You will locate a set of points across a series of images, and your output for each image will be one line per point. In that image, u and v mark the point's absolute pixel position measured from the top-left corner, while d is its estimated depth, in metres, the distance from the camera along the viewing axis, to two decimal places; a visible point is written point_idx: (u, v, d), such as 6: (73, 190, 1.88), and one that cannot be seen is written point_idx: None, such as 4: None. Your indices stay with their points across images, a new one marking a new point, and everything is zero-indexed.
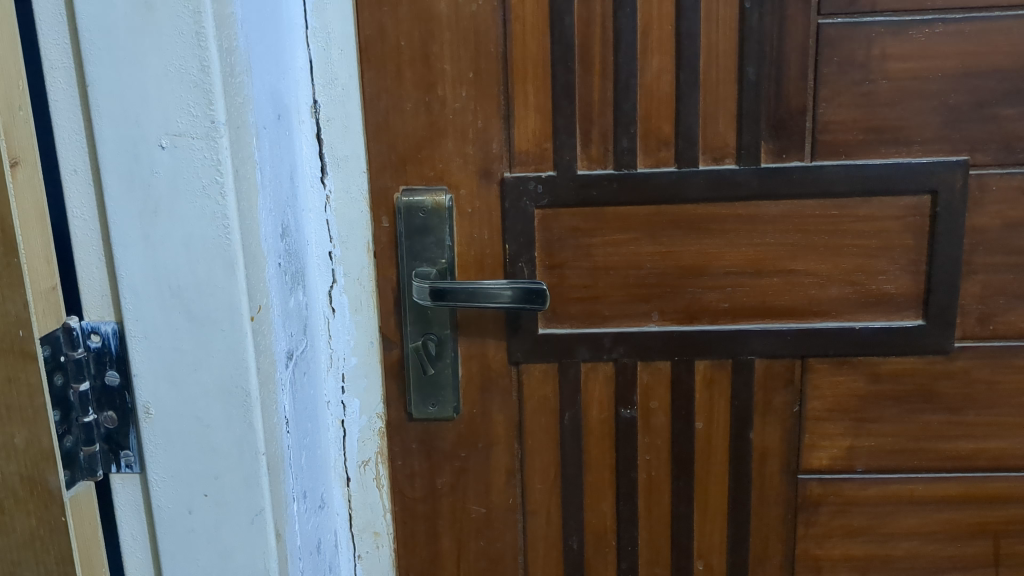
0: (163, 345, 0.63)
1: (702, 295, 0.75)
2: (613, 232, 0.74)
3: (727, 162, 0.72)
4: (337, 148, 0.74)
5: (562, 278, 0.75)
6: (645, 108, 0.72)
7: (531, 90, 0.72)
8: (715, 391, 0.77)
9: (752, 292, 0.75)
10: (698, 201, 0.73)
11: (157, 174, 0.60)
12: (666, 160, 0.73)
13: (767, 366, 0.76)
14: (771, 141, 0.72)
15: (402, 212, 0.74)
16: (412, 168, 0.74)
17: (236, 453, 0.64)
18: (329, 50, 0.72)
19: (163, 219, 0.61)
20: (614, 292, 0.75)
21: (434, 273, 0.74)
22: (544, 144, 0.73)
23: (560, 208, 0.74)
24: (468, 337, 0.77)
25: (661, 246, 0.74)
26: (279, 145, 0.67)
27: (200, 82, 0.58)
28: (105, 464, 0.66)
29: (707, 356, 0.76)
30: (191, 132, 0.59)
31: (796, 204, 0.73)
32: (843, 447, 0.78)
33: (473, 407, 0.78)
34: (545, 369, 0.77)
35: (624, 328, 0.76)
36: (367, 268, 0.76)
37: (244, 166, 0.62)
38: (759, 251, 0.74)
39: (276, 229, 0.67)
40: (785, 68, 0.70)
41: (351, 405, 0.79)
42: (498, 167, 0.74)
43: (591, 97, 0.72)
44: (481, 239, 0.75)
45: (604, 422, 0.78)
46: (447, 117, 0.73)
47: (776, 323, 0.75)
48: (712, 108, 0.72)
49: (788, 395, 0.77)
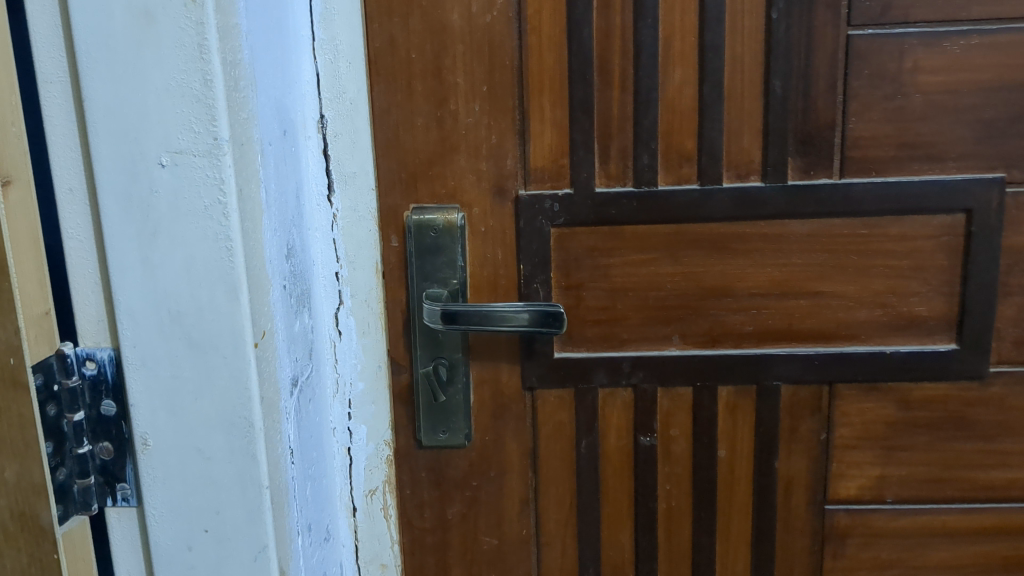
0: (162, 373, 0.60)
1: (726, 317, 0.72)
2: (633, 252, 0.71)
3: (752, 180, 0.69)
4: (344, 165, 0.70)
5: (579, 300, 0.72)
6: (667, 123, 0.69)
7: (548, 104, 0.69)
8: (738, 418, 0.74)
9: (778, 314, 0.72)
10: (722, 219, 0.70)
11: (157, 194, 0.57)
12: (688, 177, 0.70)
13: (793, 393, 0.73)
14: (798, 157, 0.69)
15: (412, 231, 0.70)
16: (423, 186, 0.71)
17: (239, 487, 0.61)
18: (337, 62, 0.69)
19: (163, 241, 0.58)
20: (633, 314, 0.72)
21: (446, 294, 0.71)
22: (560, 160, 0.70)
23: (577, 226, 0.70)
24: (480, 361, 0.74)
25: (682, 266, 0.71)
26: (285, 163, 0.65)
27: (203, 96, 0.55)
28: (100, 498, 0.63)
29: (730, 382, 0.73)
30: (193, 150, 0.56)
31: (824, 223, 0.70)
32: (873, 477, 0.75)
33: (485, 434, 0.75)
34: (561, 395, 0.74)
35: (643, 352, 0.72)
36: (375, 289, 0.73)
37: (249, 185, 0.58)
38: (784, 272, 0.71)
39: (281, 250, 0.64)
40: (813, 80, 0.67)
41: (358, 432, 0.76)
42: (512, 184, 0.70)
43: (609, 111, 0.69)
44: (494, 259, 0.72)
45: (623, 450, 0.75)
46: (459, 132, 0.70)
47: (803, 347, 0.72)
48: (737, 122, 0.68)
49: (814, 422, 0.73)
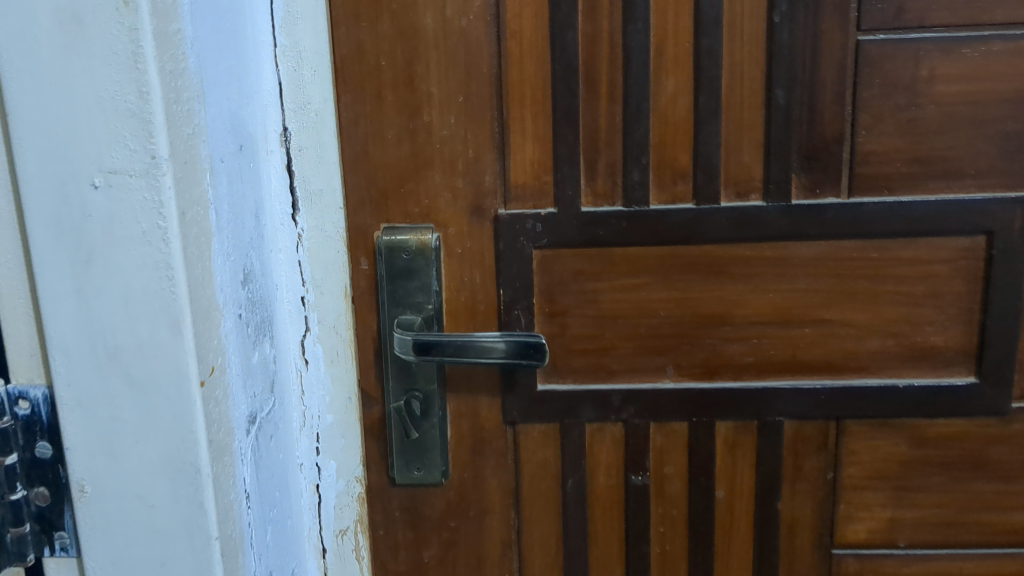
0: (100, 413, 0.54)
1: (724, 346, 0.66)
2: (622, 276, 0.65)
3: (753, 198, 0.64)
4: (310, 181, 0.65)
5: (564, 328, 0.66)
6: (659, 136, 0.63)
7: (529, 116, 0.63)
8: (738, 456, 0.68)
9: (780, 344, 0.66)
10: (720, 241, 0.64)
11: (90, 218, 0.51)
12: (683, 196, 0.64)
13: (798, 429, 0.67)
14: (803, 174, 0.63)
15: (383, 253, 0.65)
16: (394, 205, 0.65)
17: (185, 538, 0.56)
18: (301, 70, 0.63)
19: (98, 269, 0.52)
20: (623, 344, 0.66)
21: (419, 321, 0.65)
22: (543, 177, 0.64)
23: (561, 248, 0.65)
24: (457, 393, 0.68)
25: (676, 292, 0.65)
26: (240, 181, 0.59)
27: (138, 111, 0.49)
28: (37, 548, 0.57)
29: (729, 417, 0.67)
30: (129, 169, 0.50)
31: (831, 245, 0.64)
32: (884, 520, 0.69)
33: (463, 471, 0.69)
34: (545, 430, 0.68)
35: (634, 385, 0.67)
36: (344, 314, 0.67)
37: (194, 208, 0.53)
38: (788, 299, 0.65)
39: (235, 277, 0.58)
40: (818, 91, 0.62)
41: (327, 468, 0.70)
42: (491, 203, 0.65)
43: (596, 124, 0.63)
44: (471, 282, 0.66)
45: (612, 490, 0.69)
46: (433, 146, 0.64)
47: (807, 380, 0.66)
48: (736, 136, 0.63)
49: (819, 461, 0.68)
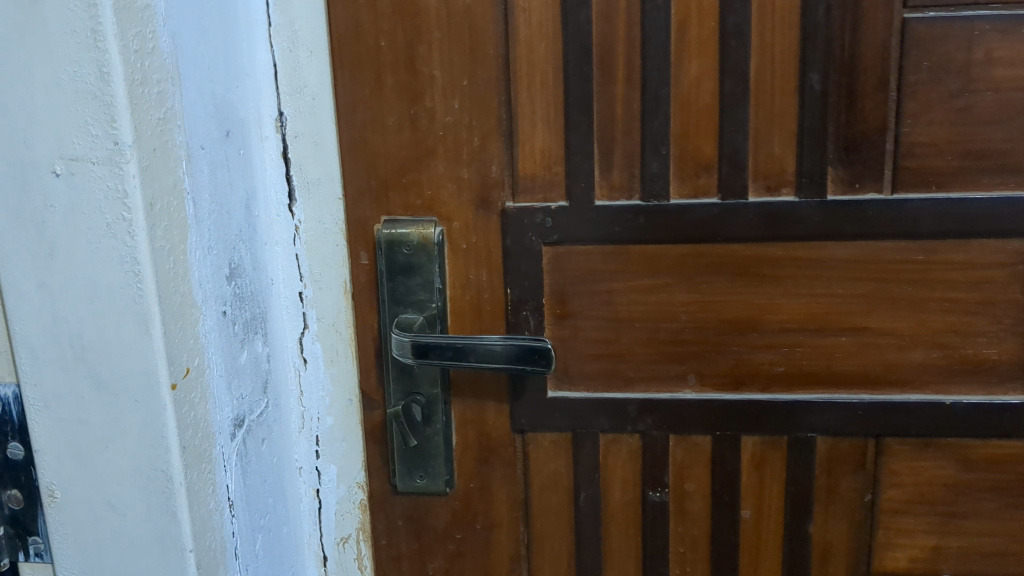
0: (68, 414, 0.51)
1: (751, 355, 0.60)
2: (640, 277, 0.60)
3: (783, 193, 0.58)
4: (307, 170, 0.61)
5: (575, 331, 0.61)
6: (681, 125, 0.57)
7: (540, 101, 0.58)
8: (765, 473, 0.62)
9: (814, 354, 0.60)
10: (747, 240, 0.58)
11: (52, 208, 0.48)
12: (706, 189, 0.58)
13: (832, 447, 0.61)
14: (839, 167, 0.57)
15: (383, 248, 0.61)
16: (395, 196, 0.61)
17: (158, 548, 0.52)
18: (296, 51, 0.59)
19: (62, 263, 0.49)
20: (639, 349, 0.61)
21: (420, 321, 0.61)
22: (554, 168, 0.59)
23: (573, 245, 0.60)
24: (463, 398, 0.64)
25: (699, 295, 0.60)
26: (226, 169, 0.55)
27: (99, 93, 0.46)
28: (11, 552, 0.55)
29: (755, 432, 0.61)
30: (91, 156, 0.47)
31: (871, 246, 0.58)
32: (927, 548, 0.63)
33: (469, 481, 0.65)
34: (556, 440, 0.63)
35: (652, 394, 0.62)
36: (344, 312, 0.63)
37: (165, 198, 0.49)
38: (823, 304, 0.59)
39: (219, 272, 0.54)
40: (858, 75, 0.56)
41: (327, 473, 0.66)
42: (498, 195, 0.60)
43: (612, 110, 0.58)
44: (477, 281, 0.62)
45: (628, 507, 0.64)
46: (436, 133, 0.60)
47: (843, 394, 0.60)
48: (765, 125, 0.57)
49: (856, 481, 0.62)
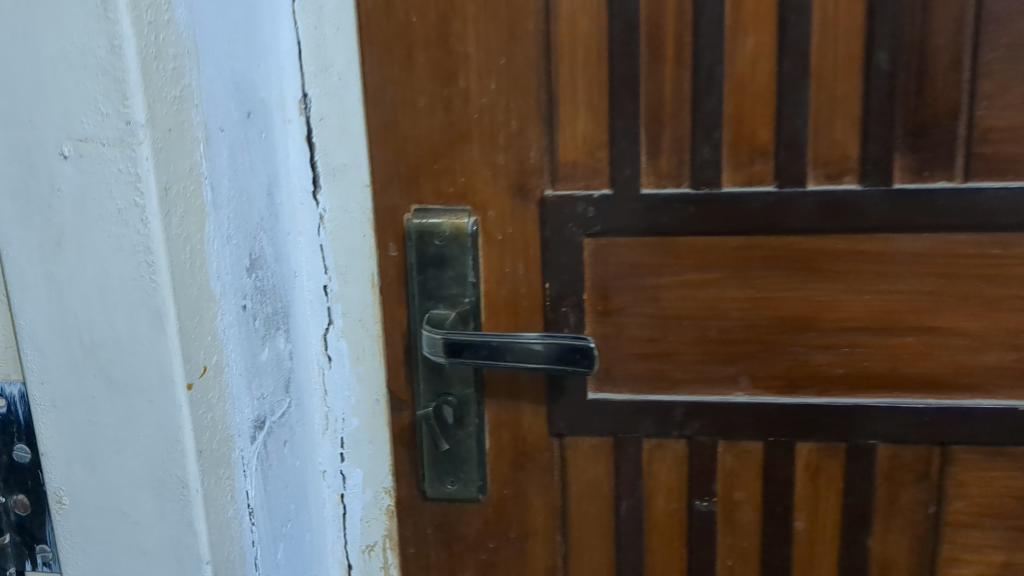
0: (77, 415, 0.48)
1: (808, 355, 0.56)
2: (689, 271, 0.56)
3: (846, 181, 0.53)
4: (333, 155, 0.57)
5: (619, 329, 0.57)
6: (735, 107, 0.53)
7: (582, 82, 0.54)
8: (821, 483, 0.58)
9: (876, 355, 0.56)
10: (806, 231, 0.54)
11: (60, 193, 0.44)
12: (762, 176, 0.54)
13: (895, 455, 0.57)
14: (907, 153, 0.53)
15: (413, 238, 0.57)
16: (427, 183, 0.57)
17: (173, 559, 0.49)
18: (322, 28, 0.55)
19: (71, 253, 0.45)
20: (687, 349, 0.57)
21: (453, 317, 0.57)
22: (597, 153, 0.55)
23: (617, 236, 0.56)
24: (497, 400, 0.60)
25: (753, 291, 0.56)
26: (246, 153, 0.51)
27: (110, 69, 0.42)
28: (19, 560, 0.52)
29: (812, 439, 0.57)
30: (100, 137, 0.43)
31: (940, 239, 0.54)
32: (995, 564, 0.58)
33: (503, 488, 0.61)
34: (596, 445, 0.59)
35: (700, 397, 0.57)
36: (371, 307, 0.59)
37: (181, 182, 0.45)
38: (887, 301, 0.55)
39: (239, 263, 0.51)
40: (929, 53, 0.51)
41: (353, 477, 0.63)
42: (537, 182, 0.56)
43: (660, 91, 0.54)
44: (514, 274, 0.58)
45: (673, 516, 0.60)
46: (471, 115, 0.56)
47: (907, 399, 0.56)
48: (827, 107, 0.53)
49: (919, 493, 0.57)
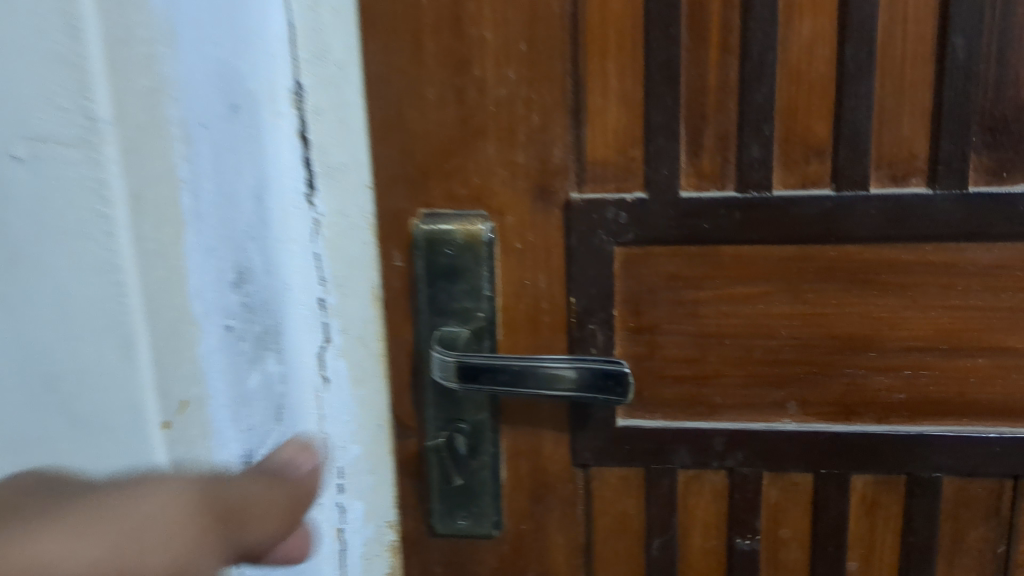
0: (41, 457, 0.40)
1: (866, 379, 0.50)
2: (732, 283, 0.50)
3: (912, 184, 0.47)
4: (330, 153, 0.49)
5: (653, 348, 0.51)
6: (789, 100, 0.47)
7: (614, 71, 0.48)
8: (878, 519, 0.52)
9: (943, 379, 0.49)
10: (868, 240, 0.48)
11: (15, 202, 0.37)
12: (817, 178, 0.48)
13: (961, 488, 0.51)
14: (984, 152, 0.46)
15: (421, 247, 0.51)
16: (436, 183, 0.51)
17: None
18: (319, 10, 0.47)
19: (28, 271, 0.38)
20: (729, 371, 0.51)
21: (466, 335, 0.51)
22: (630, 152, 0.49)
23: (651, 245, 0.49)
24: (514, 427, 0.53)
25: (806, 306, 0.49)
26: (231, 152, 0.42)
27: (69, 57, 0.34)
28: None
29: (868, 471, 0.51)
30: (60, 138, 0.35)
31: (1020, 250, 0.47)
32: None
33: (521, 523, 0.55)
34: (626, 476, 0.53)
35: (744, 425, 0.51)
36: (373, 322, 0.53)
37: (153, 185, 0.37)
38: (956, 319, 0.49)
39: (224, 278, 0.41)
40: (1013, 38, 0.44)
41: (353, 510, 0.53)
42: (561, 184, 0.50)
43: (702, 81, 0.47)
44: (535, 287, 0.51)
45: (710, 555, 0.54)
46: (486, 108, 0.49)
47: (977, 427, 0.50)
48: (893, 100, 0.46)
49: (988, 531, 0.51)
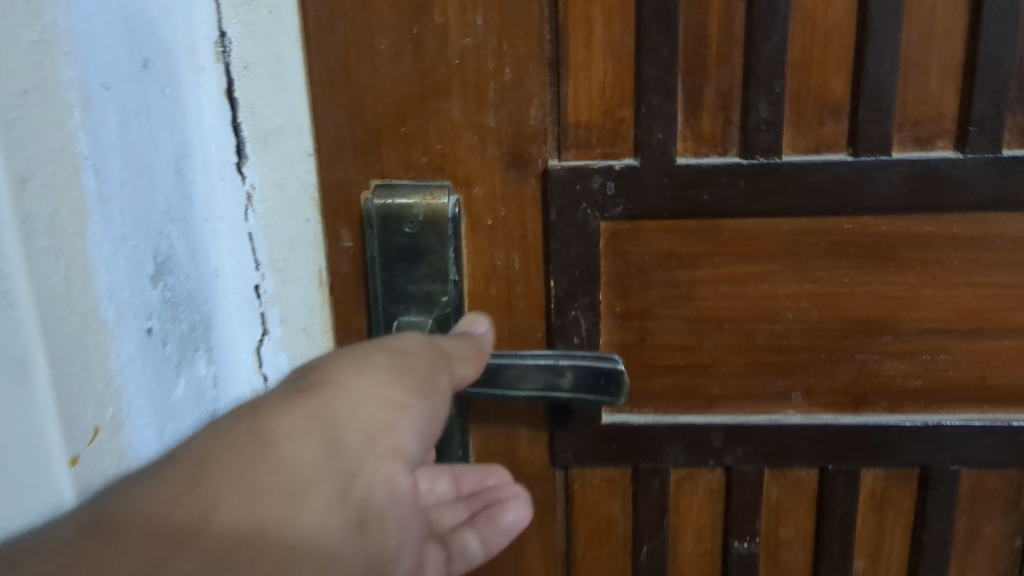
0: None
1: (880, 365, 0.45)
2: (733, 262, 0.44)
3: (938, 147, 0.41)
4: (264, 116, 0.40)
5: (643, 335, 0.45)
6: (803, 50, 0.40)
7: (600, 16, 0.40)
8: (887, 516, 0.48)
9: (965, 363, 0.44)
10: (887, 211, 0.42)
11: None
12: (833, 140, 0.42)
13: (978, 480, 0.46)
14: (1020, 111, 0.41)
15: (376, 225, 0.44)
16: (390, 149, 0.43)
17: None
18: None
19: None
20: (727, 360, 0.45)
21: (431, 326, 0.45)
22: (617, 111, 0.42)
23: (643, 219, 0.43)
24: (485, 426, 0.47)
25: (815, 286, 0.44)
26: (143, 118, 0.34)
27: None
28: None
29: (879, 465, 0.46)
30: None
31: None
32: None
33: None
34: (611, 477, 0.48)
35: (743, 417, 0.46)
36: (318, 311, 0.46)
37: (48, 167, 0.28)
38: (982, 299, 0.43)
39: (140, 271, 0.34)
40: None
41: None
42: (538, 150, 0.43)
43: (703, 28, 0.40)
44: (507, 268, 0.45)
45: (704, 557, 0.49)
46: (449, 60, 0.42)
47: (999, 415, 0.45)
48: (923, 51, 0.40)
49: (1005, 524, 0.47)
